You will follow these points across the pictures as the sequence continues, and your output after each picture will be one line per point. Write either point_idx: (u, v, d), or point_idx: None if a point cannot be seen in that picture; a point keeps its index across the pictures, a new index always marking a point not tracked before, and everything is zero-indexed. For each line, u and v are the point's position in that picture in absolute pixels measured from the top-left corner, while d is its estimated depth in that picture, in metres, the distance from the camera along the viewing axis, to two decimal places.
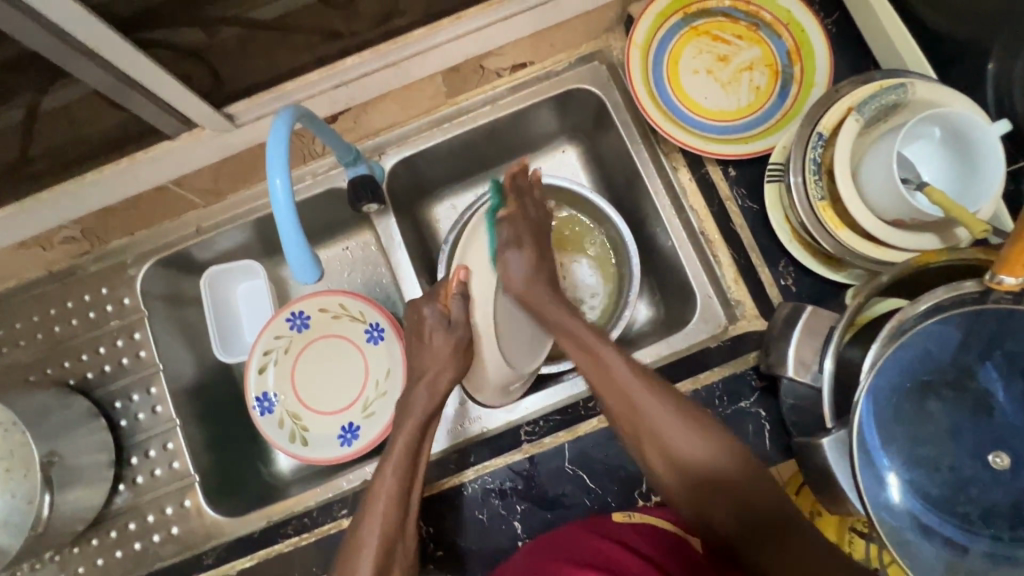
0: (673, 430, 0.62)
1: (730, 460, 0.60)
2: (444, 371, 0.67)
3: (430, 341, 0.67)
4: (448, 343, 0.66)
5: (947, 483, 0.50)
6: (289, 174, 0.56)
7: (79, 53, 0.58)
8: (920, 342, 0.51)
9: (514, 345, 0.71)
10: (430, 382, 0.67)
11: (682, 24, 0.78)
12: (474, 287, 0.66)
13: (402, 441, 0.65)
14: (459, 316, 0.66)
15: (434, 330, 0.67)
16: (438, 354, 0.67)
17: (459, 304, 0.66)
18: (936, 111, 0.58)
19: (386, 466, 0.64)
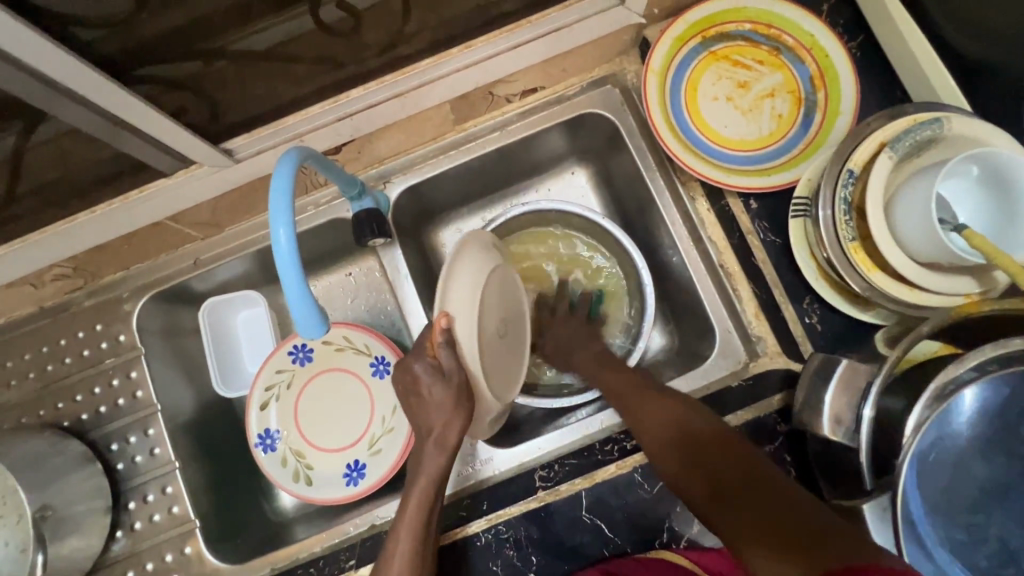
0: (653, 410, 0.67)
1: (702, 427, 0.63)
2: (451, 425, 0.61)
3: (430, 395, 0.61)
4: (449, 395, 0.60)
5: (996, 556, 0.47)
6: (293, 225, 0.53)
7: (66, 94, 0.54)
8: (968, 404, 0.48)
9: (499, 376, 0.64)
10: (439, 436, 0.62)
11: (700, 48, 0.75)
12: (459, 331, 0.57)
13: (417, 494, 0.64)
14: (450, 365, 0.58)
15: (432, 383, 0.61)
16: (441, 408, 0.61)
17: (446, 352, 0.57)
18: (977, 151, 0.55)
19: (402, 520, 0.63)
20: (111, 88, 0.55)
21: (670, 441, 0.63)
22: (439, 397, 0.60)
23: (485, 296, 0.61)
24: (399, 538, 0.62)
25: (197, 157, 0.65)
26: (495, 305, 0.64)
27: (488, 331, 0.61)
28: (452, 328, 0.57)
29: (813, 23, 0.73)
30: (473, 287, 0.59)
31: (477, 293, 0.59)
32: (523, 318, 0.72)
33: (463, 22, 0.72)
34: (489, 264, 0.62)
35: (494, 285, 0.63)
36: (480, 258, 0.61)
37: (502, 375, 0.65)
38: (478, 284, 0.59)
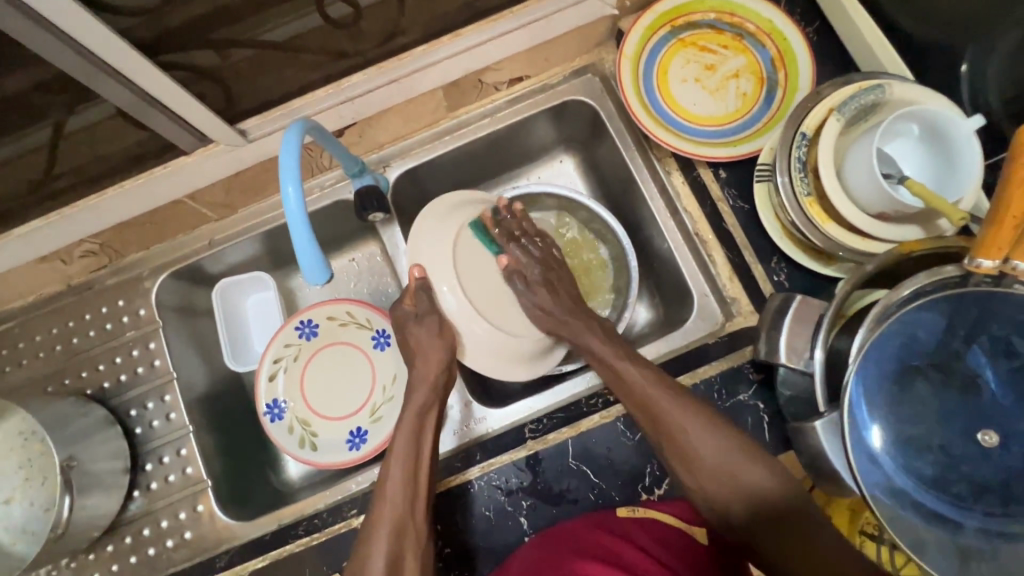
0: (691, 431, 0.63)
1: (738, 459, 0.61)
2: (430, 365, 0.72)
3: (413, 335, 0.74)
4: (427, 334, 0.73)
5: (938, 462, 0.52)
6: (300, 182, 0.59)
7: (105, 72, 0.63)
8: (905, 328, 0.54)
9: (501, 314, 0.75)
10: (421, 372, 0.73)
11: (670, 36, 0.82)
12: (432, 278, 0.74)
13: (404, 431, 0.71)
14: (427, 307, 0.73)
15: (410, 325, 0.74)
16: (421, 348, 0.73)
17: (425, 297, 0.74)
18: (911, 108, 0.61)
19: (391, 455, 0.69)
20: (142, 65, 0.63)
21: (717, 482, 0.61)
22: (418, 337, 0.73)
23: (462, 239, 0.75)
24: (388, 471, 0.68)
25: (216, 137, 0.73)
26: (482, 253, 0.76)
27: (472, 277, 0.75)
28: (424, 276, 0.74)
29: (771, 10, 0.80)
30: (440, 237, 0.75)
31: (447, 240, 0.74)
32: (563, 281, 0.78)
33: (452, 16, 0.80)
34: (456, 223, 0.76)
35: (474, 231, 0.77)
36: (446, 219, 0.77)
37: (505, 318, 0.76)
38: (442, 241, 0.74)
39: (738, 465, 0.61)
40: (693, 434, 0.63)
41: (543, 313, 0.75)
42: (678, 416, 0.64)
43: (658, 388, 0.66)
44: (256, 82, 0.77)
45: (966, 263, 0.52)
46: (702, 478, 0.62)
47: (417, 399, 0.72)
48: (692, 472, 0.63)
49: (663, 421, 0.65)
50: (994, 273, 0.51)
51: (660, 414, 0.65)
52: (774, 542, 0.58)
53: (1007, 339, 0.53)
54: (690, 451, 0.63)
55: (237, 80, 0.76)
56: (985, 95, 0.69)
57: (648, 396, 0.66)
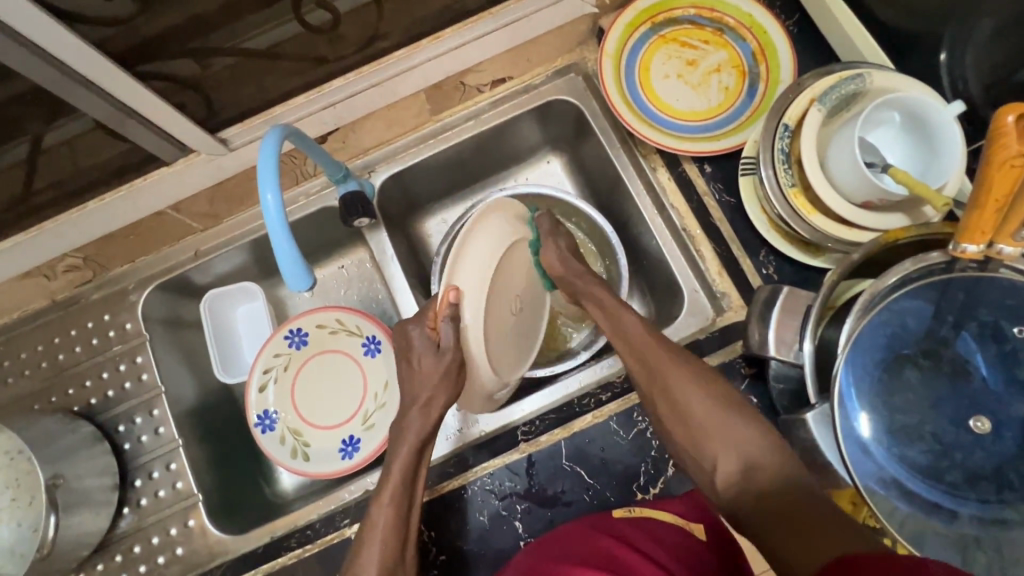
0: (685, 379, 0.64)
1: (726, 408, 0.62)
2: (435, 401, 0.68)
3: (421, 366, 0.68)
4: (439, 369, 0.67)
5: (931, 451, 0.51)
6: (280, 190, 0.58)
7: (79, 83, 0.63)
8: (892, 315, 0.54)
9: (502, 355, 0.71)
10: (425, 407, 0.68)
11: (650, 33, 0.82)
12: (465, 308, 0.64)
13: (397, 470, 0.67)
14: (450, 341, 0.65)
15: (425, 355, 0.68)
16: (428, 380, 0.67)
17: (450, 325, 0.65)
18: (891, 97, 0.62)
19: (383, 494, 0.66)
20: (116, 74, 0.62)
21: (704, 430, 0.61)
22: (429, 370, 0.67)
23: (502, 263, 0.69)
24: (378, 515, 0.65)
25: (197, 146, 0.73)
26: (505, 295, 0.70)
27: (496, 316, 0.69)
28: (458, 303, 0.64)
29: (750, 4, 0.80)
30: (485, 258, 0.66)
31: (488, 264, 0.66)
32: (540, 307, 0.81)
33: (432, 19, 0.80)
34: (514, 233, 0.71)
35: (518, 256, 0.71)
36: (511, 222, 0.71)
37: (534, 280, 0.77)
38: (489, 254, 0.67)
39: (729, 421, 0.61)
40: (692, 391, 0.63)
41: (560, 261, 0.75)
42: (679, 373, 0.64)
43: (661, 347, 0.66)
44: (238, 91, 0.77)
45: (951, 249, 0.52)
46: (690, 426, 0.62)
47: (408, 441, 0.68)
48: (679, 419, 0.63)
49: (661, 382, 0.65)
50: (979, 258, 0.51)
51: (661, 372, 0.65)
52: (762, 515, 0.53)
53: (995, 323, 0.53)
54: (684, 408, 0.63)
55: (218, 90, 0.76)
56: (964, 80, 0.70)
57: (654, 355, 0.66)
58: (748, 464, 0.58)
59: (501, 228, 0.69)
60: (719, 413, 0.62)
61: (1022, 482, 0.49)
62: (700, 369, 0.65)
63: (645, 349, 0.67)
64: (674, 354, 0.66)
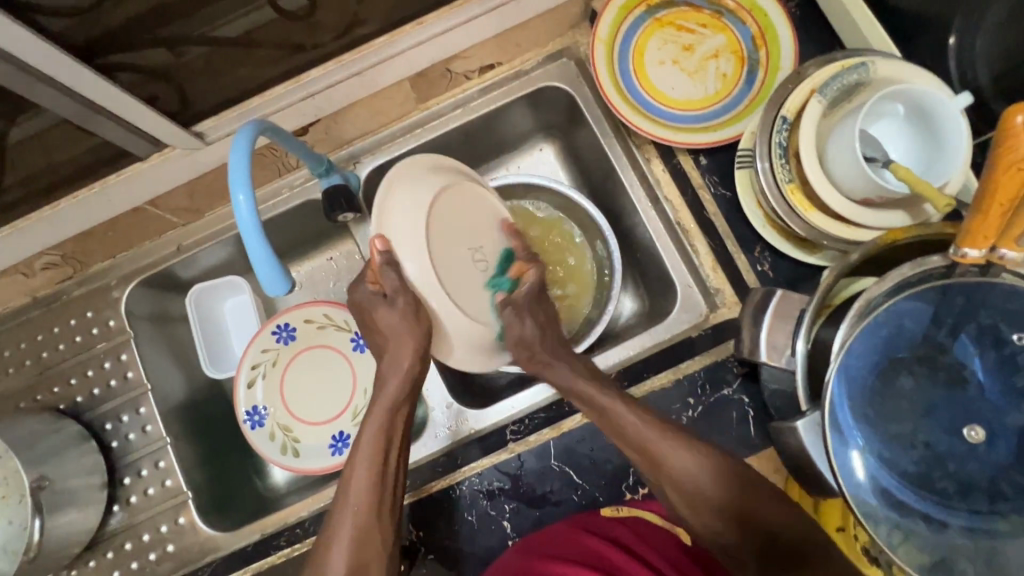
0: (685, 468, 0.60)
1: (740, 489, 0.59)
2: (404, 353, 0.63)
3: (378, 322, 0.64)
4: (395, 315, 0.62)
5: (923, 459, 0.50)
6: (252, 189, 0.56)
7: (40, 80, 0.60)
8: (890, 320, 0.52)
9: (474, 300, 0.65)
10: (393, 357, 0.64)
11: (645, 16, 0.78)
12: (399, 253, 0.61)
13: (372, 431, 0.64)
14: (394, 285, 0.61)
15: (375, 307, 0.64)
16: (389, 334, 0.63)
17: (389, 272, 0.61)
18: (895, 89, 0.58)
19: (355, 460, 0.63)
20: (75, 69, 0.60)
21: (727, 521, 0.59)
22: (386, 321, 0.63)
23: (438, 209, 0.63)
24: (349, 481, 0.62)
25: (171, 141, 0.72)
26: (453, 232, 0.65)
27: (449, 263, 0.64)
28: (388, 250, 0.61)
29: None
30: (411, 210, 0.61)
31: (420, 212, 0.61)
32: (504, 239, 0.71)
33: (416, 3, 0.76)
34: (434, 181, 0.64)
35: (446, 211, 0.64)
36: (419, 178, 0.63)
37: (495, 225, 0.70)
38: (416, 192, 0.62)
39: (748, 502, 0.58)
40: (697, 478, 0.60)
41: (522, 343, 0.67)
42: (682, 460, 0.60)
43: (655, 432, 0.62)
44: (212, 81, 0.74)
45: (951, 252, 0.50)
46: (706, 515, 0.60)
47: (374, 423, 0.64)
48: (691, 508, 0.60)
49: (664, 463, 0.61)
50: (980, 262, 0.49)
51: (662, 464, 0.61)
52: None
53: (995, 328, 0.51)
54: (692, 489, 0.60)
55: (192, 80, 0.72)
56: (973, 69, 0.66)
57: (650, 449, 0.61)
58: (740, 518, 0.58)
59: (422, 176, 0.64)
60: (732, 498, 0.59)
61: (1013, 492, 0.48)
62: (697, 452, 0.61)
63: (640, 441, 0.62)
64: (670, 445, 0.61)
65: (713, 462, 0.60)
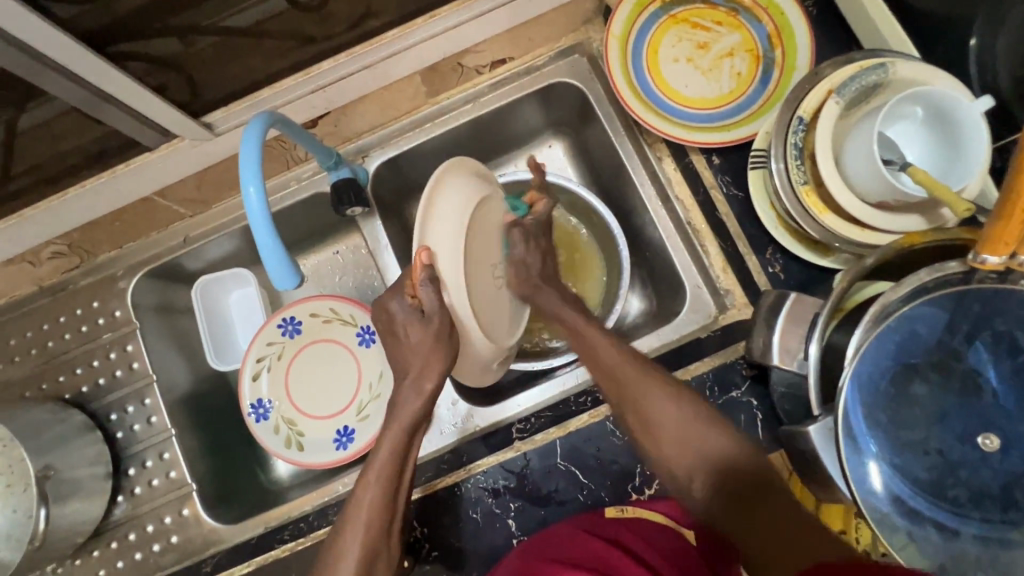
0: (654, 395, 0.62)
1: (704, 425, 0.59)
2: (429, 374, 0.62)
3: (408, 337, 0.63)
4: (428, 334, 0.60)
5: (936, 467, 0.49)
6: (262, 182, 0.56)
7: (49, 68, 0.60)
8: (905, 325, 0.51)
9: (493, 319, 0.65)
10: (416, 379, 0.63)
11: (660, 13, 0.77)
12: (442, 270, 0.58)
13: (388, 444, 0.64)
14: (433, 305, 0.58)
15: (411, 323, 0.62)
16: (420, 350, 0.61)
17: (429, 290, 0.58)
18: (915, 90, 0.57)
19: (370, 472, 0.63)
20: (86, 57, 0.59)
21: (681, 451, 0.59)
22: (417, 339, 0.61)
23: (473, 225, 0.62)
24: (363, 493, 0.62)
25: (179, 131, 0.71)
26: (483, 251, 0.65)
27: (477, 282, 0.63)
28: (432, 264, 0.57)
29: None
30: (455, 228, 0.59)
31: (462, 227, 0.60)
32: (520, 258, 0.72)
33: None
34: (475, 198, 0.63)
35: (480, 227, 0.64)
36: (463, 185, 0.62)
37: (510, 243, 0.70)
38: (462, 206, 0.61)
39: (705, 436, 0.59)
40: (662, 407, 0.61)
41: (520, 264, 0.69)
42: (651, 387, 0.62)
43: (630, 359, 0.64)
44: (219, 71, 0.73)
45: (970, 258, 0.49)
46: (664, 445, 0.60)
47: (391, 439, 0.64)
48: (652, 438, 0.61)
49: (632, 390, 0.63)
50: (1001, 269, 0.48)
51: (631, 389, 0.63)
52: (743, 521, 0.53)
53: (1011, 336, 0.50)
54: (654, 418, 0.61)
55: (202, 69, 0.72)
56: (994, 72, 0.65)
57: (622, 374, 0.64)
58: (699, 454, 0.58)
59: (467, 182, 0.63)
60: (694, 431, 0.59)
61: None
62: (670, 384, 0.63)
63: (613, 368, 0.65)
64: (643, 374, 0.63)
65: (684, 397, 0.61)
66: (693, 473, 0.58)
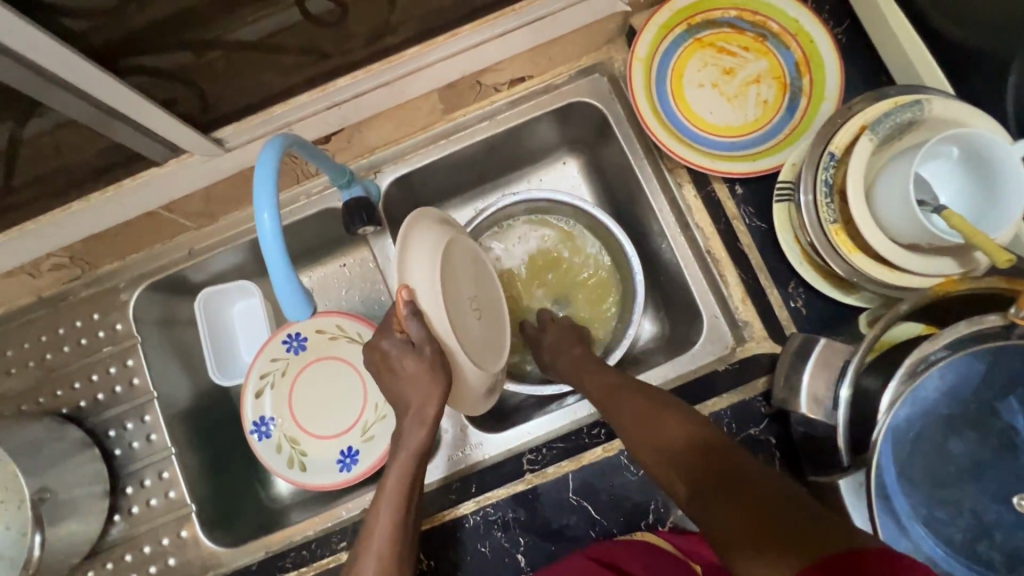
0: (616, 394, 0.65)
1: (670, 415, 0.59)
2: (429, 400, 0.57)
3: (403, 371, 0.58)
4: (421, 364, 0.56)
5: (970, 528, 0.48)
6: (277, 209, 0.54)
7: (55, 83, 0.57)
8: (942, 380, 0.50)
9: (481, 349, 0.63)
10: (416, 411, 0.58)
11: (685, 36, 0.75)
12: (426, 303, 0.57)
13: (397, 468, 0.61)
14: (421, 336, 0.56)
15: (402, 357, 0.58)
16: (417, 382, 0.57)
17: (416, 323, 0.56)
18: (955, 132, 0.56)
19: (381, 499, 0.60)
20: (95, 72, 0.57)
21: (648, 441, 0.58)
22: (411, 370, 0.57)
23: (448, 261, 0.62)
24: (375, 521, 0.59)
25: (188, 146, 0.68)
26: (462, 282, 0.64)
27: (460, 314, 0.61)
28: (414, 298, 0.56)
29: (798, 9, 0.73)
30: (432, 260, 0.59)
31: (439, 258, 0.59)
32: (495, 293, 0.71)
33: (448, 12, 0.73)
34: (445, 234, 0.63)
35: (455, 261, 0.63)
36: (432, 224, 0.62)
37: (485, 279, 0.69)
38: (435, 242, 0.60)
39: (671, 425, 0.58)
40: (625, 402, 0.63)
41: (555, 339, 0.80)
42: (614, 388, 0.66)
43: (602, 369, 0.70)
44: (234, 82, 0.71)
45: (1010, 312, 0.49)
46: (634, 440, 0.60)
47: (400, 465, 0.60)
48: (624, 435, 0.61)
49: (601, 393, 0.67)
50: None
51: (602, 393, 0.67)
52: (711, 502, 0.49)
53: None
54: (620, 414, 0.63)
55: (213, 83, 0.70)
56: None
57: (595, 383, 0.68)
58: (666, 444, 0.57)
59: (435, 223, 0.63)
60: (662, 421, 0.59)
61: None
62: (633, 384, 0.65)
63: (589, 378, 0.70)
64: (609, 378, 0.68)
65: (647, 393, 0.63)
66: (664, 463, 0.56)
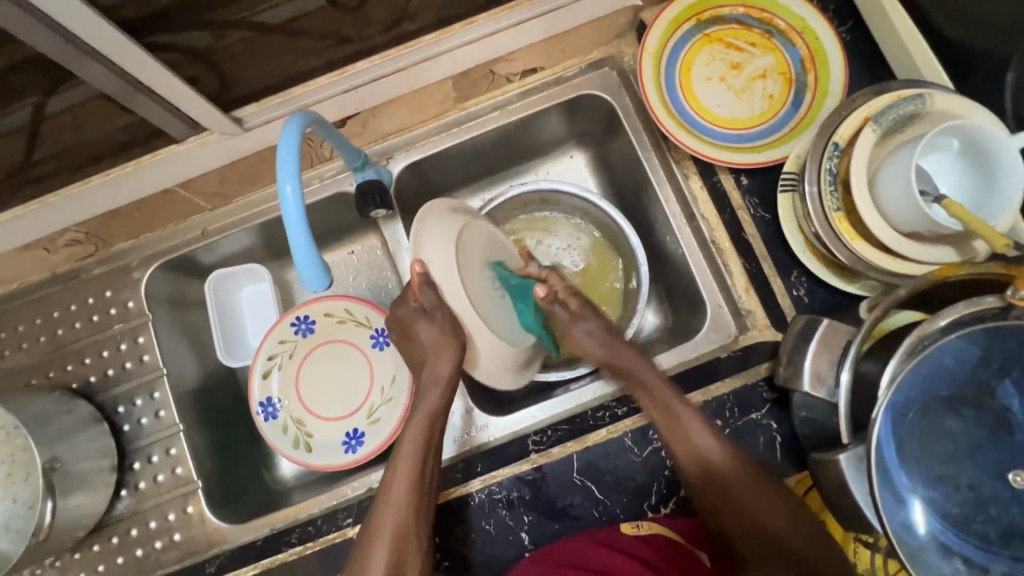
0: (683, 433, 0.66)
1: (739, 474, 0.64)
2: (443, 358, 0.62)
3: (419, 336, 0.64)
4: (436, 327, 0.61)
5: (967, 502, 0.49)
6: (299, 180, 0.55)
7: (84, 55, 0.59)
8: (942, 360, 0.51)
9: (500, 323, 0.63)
10: (431, 371, 0.64)
11: (694, 31, 0.77)
12: (439, 275, 0.58)
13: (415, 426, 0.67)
14: (433, 303, 0.59)
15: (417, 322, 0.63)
16: (430, 345, 0.63)
17: (428, 291, 0.58)
18: (956, 124, 0.57)
19: (399, 454, 0.66)
20: (124, 46, 0.59)
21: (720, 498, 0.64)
22: (427, 334, 0.62)
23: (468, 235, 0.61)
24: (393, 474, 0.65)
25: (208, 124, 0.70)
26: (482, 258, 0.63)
27: (478, 288, 0.61)
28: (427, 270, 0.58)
29: (804, 7, 0.75)
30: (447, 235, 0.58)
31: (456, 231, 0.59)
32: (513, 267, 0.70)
33: (464, 3, 0.75)
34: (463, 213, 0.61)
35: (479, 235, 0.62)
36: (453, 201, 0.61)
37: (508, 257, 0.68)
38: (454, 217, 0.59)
39: (750, 490, 0.63)
40: (695, 448, 0.65)
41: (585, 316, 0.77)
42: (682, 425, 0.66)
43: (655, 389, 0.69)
44: (254, 66, 0.74)
45: (1009, 294, 0.50)
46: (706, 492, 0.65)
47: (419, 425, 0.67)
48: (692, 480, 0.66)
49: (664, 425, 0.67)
50: None
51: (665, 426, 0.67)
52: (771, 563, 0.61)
53: None
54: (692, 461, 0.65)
55: (233, 64, 0.73)
56: None
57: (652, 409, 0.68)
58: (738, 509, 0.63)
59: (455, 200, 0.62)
60: (734, 482, 0.64)
61: None
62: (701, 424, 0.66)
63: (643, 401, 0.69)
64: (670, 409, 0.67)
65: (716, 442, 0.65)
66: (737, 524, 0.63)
